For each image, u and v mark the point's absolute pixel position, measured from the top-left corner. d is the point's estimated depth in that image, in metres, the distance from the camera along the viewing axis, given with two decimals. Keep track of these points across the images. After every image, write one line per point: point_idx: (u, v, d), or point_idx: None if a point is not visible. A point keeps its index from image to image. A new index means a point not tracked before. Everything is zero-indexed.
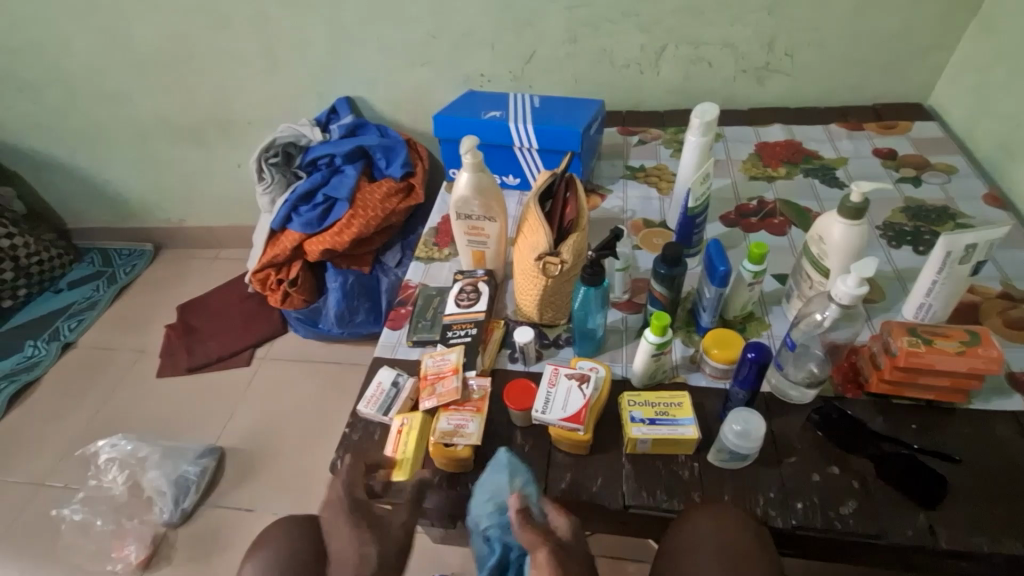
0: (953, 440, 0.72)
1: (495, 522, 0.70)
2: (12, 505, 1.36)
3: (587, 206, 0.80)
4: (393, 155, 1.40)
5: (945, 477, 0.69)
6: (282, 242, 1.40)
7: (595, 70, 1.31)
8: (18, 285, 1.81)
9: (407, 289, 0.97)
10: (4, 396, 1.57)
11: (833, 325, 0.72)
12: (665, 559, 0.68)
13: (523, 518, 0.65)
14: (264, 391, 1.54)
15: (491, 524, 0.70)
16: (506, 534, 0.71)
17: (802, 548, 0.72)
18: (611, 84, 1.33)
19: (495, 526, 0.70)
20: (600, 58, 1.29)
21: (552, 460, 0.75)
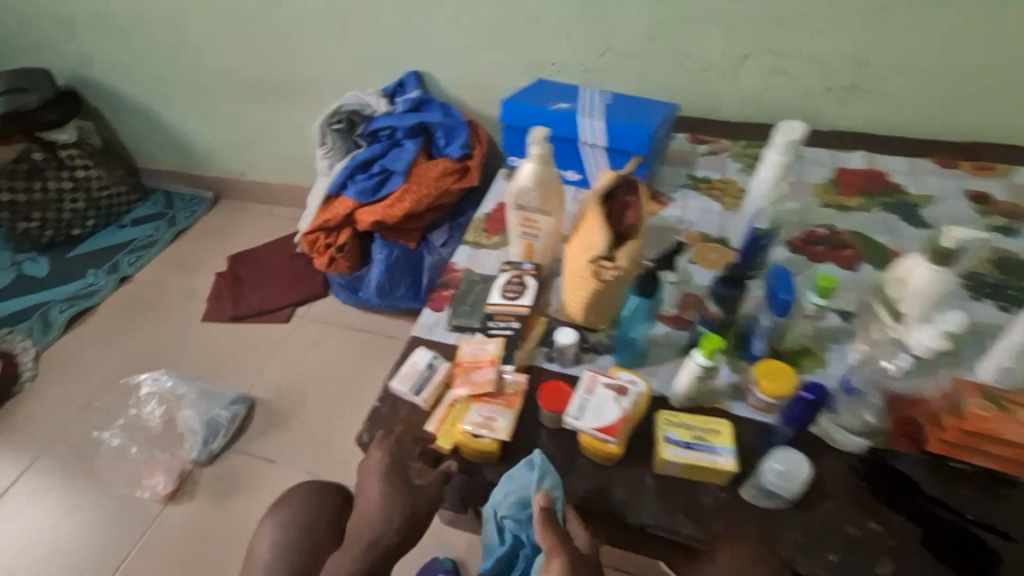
0: (1012, 518, 0.67)
1: (512, 514, 0.77)
2: (57, 420, 1.45)
3: (648, 212, 0.77)
4: (453, 135, 1.39)
5: (997, 553, 0.63)
6: (335, 208, 1.41)
7: (671, 71, 1.26)
8: (88, 215, 1.91)
9: (452, 271, 0.96)
10: (64, 317, 1.67)
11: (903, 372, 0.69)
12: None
13: (545, 519, 0.64)
14: (299, 349, 1.57)
15: (510, 516, 0.79)
16: (519, 528, 0.80)
17: None
18: (686, 87, 1.28)
19: (511, 518, 0.78)
20: (678, 59, 1.24)
21: (574, 467, 0.73)
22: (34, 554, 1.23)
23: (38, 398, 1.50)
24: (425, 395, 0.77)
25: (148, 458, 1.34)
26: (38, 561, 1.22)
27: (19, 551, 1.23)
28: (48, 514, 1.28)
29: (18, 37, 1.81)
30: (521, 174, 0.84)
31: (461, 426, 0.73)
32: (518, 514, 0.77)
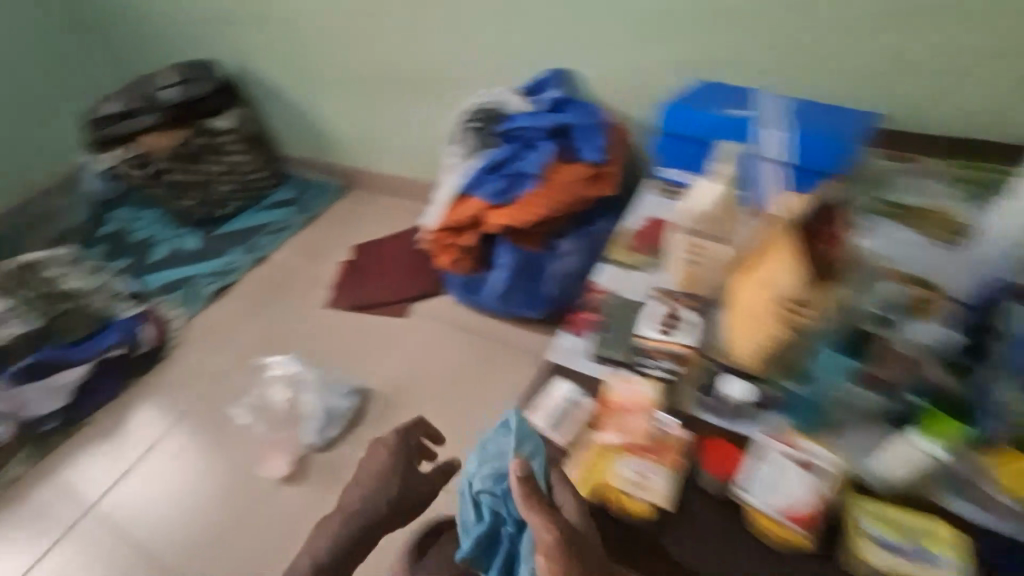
0: None
1: (489, 488, 0.68)
2: (199, 387, 1.58)
3: (838, 250, 0.69)
4: (592, 138, 1.32)
5: None
6: (462, 207, 1.38)
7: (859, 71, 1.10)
8: (235, 198, 2.07)
9: (593, 292, 0.88)
10: (209, 291, 1.82)
11: None
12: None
13: (526, 493, 0.59)
14: (413, 345, 1.57)
15: (489, 490, 0.68)
16: (498, 506, 0.67)
17: None
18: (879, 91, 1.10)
19: (488, 493, 0.68)
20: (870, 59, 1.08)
21: (732, 544, 0.62)
22: (174, 511, 1.35)
23: (184, 365, 1.64)
24: (564, 432, 0.70)
25: (269, 436, 1.41)
26: (178, 518, 1.34)
27: (164, 506, 1.36)
28: (187, 476, 1.40)
29: (194, 31, 1.99)
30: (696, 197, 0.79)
31: (610, 480, 0.65)
32: (496, 486, 0.68)
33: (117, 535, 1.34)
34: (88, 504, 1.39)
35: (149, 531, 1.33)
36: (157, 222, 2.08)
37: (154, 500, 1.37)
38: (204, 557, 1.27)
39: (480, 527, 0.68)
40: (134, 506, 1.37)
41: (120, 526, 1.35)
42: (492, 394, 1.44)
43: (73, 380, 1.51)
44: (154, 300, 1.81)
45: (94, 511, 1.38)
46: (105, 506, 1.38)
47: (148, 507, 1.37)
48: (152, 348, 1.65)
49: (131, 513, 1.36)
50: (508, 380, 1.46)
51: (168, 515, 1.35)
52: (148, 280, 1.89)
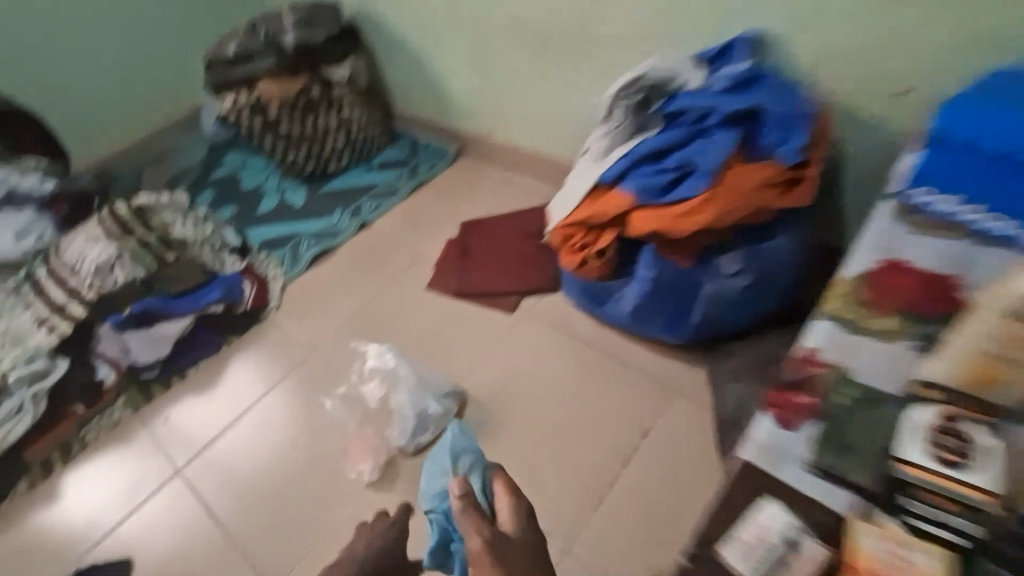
0: None
1: (433, 504, 0.91)
2: (291, 359, 1.51)
3: None
4: (788, 132, 1.05)
5: None
6: (604, 201, 1.16)
7: None
8: (345, 153, 1.96)
9: (808, 366, 0.66)
10: (311, 253, 1.74)
11: None
12: None
13: (465, 506, 0.68)
14: (518, 348, 1.39)
15: (435, 508, 0.89)
16: (444, 522, 0.87)
17: None
18: None
19: (434, 511, 0.89)
20: None
21: None
22: (257, 489, 1.29)
23: (281, 330, 1.59)
24: None
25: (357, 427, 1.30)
26: (260, 498, 1.28)
27: (247, 482, 1.31)
28: (273, 453, 1.34)
29: None
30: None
31: None
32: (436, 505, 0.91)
33: (201, 502, 1.29)
34: (177, 462, 1.36)
35: (231, 507, 1.28)
36: (269, 173, 2.06)
37: (238, 472, 1.32)
38: (282, 547, 1.20)
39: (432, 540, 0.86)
40: (220, 475, 1.33)
41: (204, 493, 1.31)
42: (607, 423, 1.22)
43: (175, 332, 1.51)
44: (256, 257, 1.75)
45: (183, 471, 1.35)
46: (193, 468, 1.35)
47: (232, 479, 1.32)
48: (251, 308, 1.61)
49: (217, 481, 1.32)
50: (627, 408, 1.23)
51: (252, 492, 1.29)
52: (254, 233, 1.86)
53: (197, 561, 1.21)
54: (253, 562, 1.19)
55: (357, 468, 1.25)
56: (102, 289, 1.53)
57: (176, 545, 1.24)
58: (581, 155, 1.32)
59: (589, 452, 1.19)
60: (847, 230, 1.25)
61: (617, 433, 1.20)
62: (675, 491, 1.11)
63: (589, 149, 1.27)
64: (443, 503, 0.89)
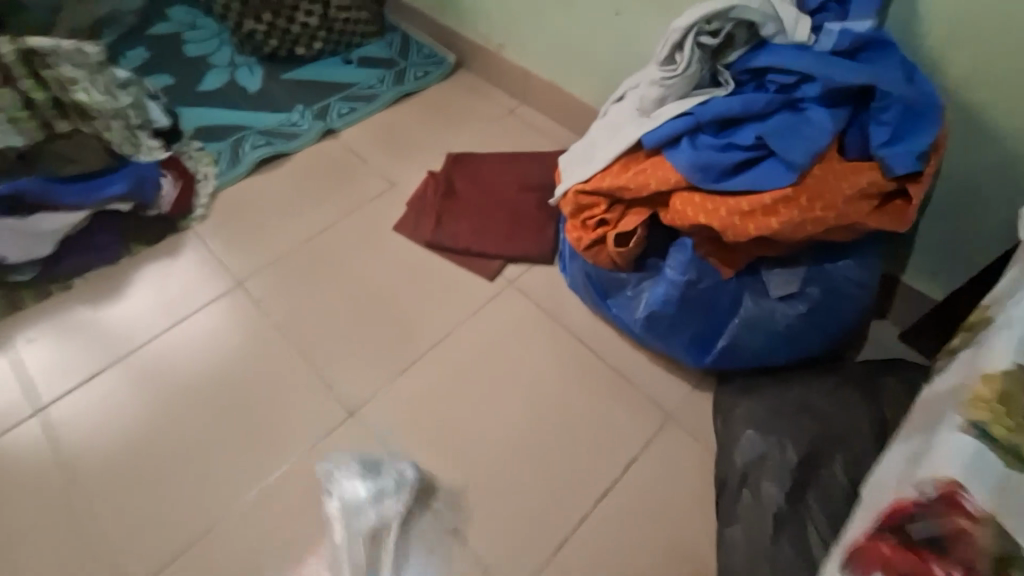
0: None
1: None
2: (210, 288, 1.21)
3: None
4: (910, 129, 0.77)
5: None
6: (644, 171, 0.88)
7: None
8: (317, 35, 1.56)
9: (955, 515, 0.43)
10: (255, 155, 1.40)
11: None
12: None
13: None
14: (492, 328, 1.13)
15: None
16: None
17: None
18: None
19: None
20: None
21: None
22: (135, 455, 1.02)
23: (201, 250, 1.27)
24: None
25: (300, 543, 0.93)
26: (139, 461, 1.02)
27: (129, 439, 1.04)
28: (162, 412, 1.06)
29: None
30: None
31: None
32: None
33: (63, 459, 1.02)
34: (39, 399, 1.07)
35: (102, 466, 1.01)
36: (221, 42, 1.64)
37: (118, 427, 1.05)
38: (147, 545, 0.94)
39: None
40: (96, 425, 1.05)
41: (69, 445, 1.03)
42: (589, 445, 1.00)
43: (63, 227, 1.17)
44: (186, 148, 1.40)
45: (46, 411, 1.06)
46: (61, 409, 1.07)
47: (107, 436, 1.04)
48: (167, 215, 1.28)
49: (91, 433, 1.04)
50: (614, 429, 1.01)
51: (133, 453, 1.02)
52: (187, 116, 1.48)
53: (42, 544, 0.95)
54: (104, 556, 0.94)
55: (262, 482, 0.99)
56: None
57: (20, 509, 0.98)
58: (618, 100, 1.01)
59: (562, 480, 0.97)
60: (919, 261, 1.00)
61: (593, 457, 0.99)
62: (651, 552, 0.91)
63: (632, 97, 0.97)
64: None
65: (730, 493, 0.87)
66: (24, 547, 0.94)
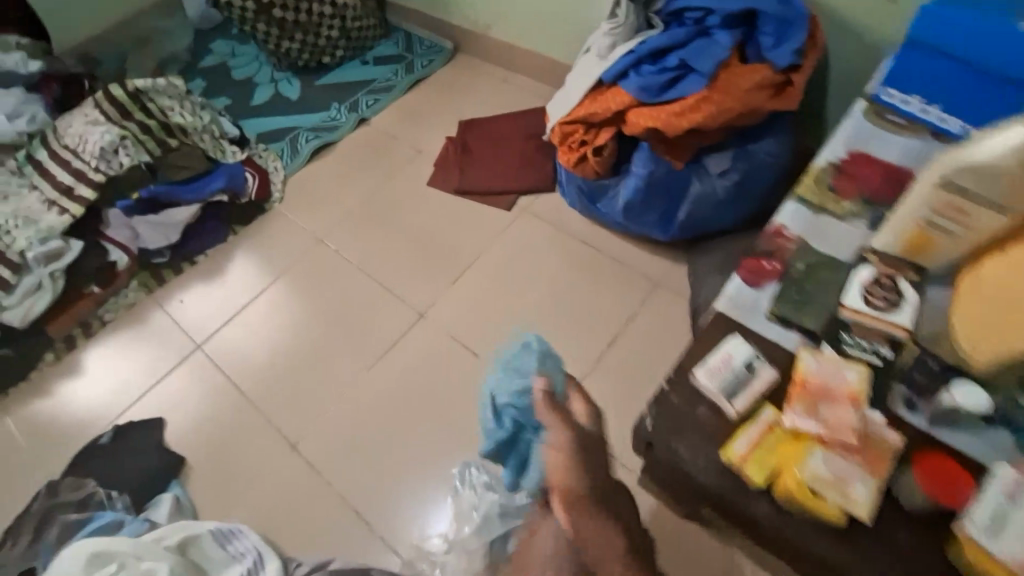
0: None
1: (512, 401, 0.83)
2: (295, 248, 1.58)
3: None
4: (786, 33, 1.08)
5: None
6: (606, 98, 1.21)
7: None
8: (339, 44, 1.91)
9: (780, 238, 0.75)
10: (310, 147, 1.76)
11: None
12: (663, 436, 0.62)
13: (546, 402, 0.76)
14: (515, 244, 1.49)
15: (511, 403, 0.83)
16: (520, 417, 0.83)
17: (789, 522, 0.56)
18: None
19: (512, 404, 0.83)
20: None
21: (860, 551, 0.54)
22: (270, 367, 1.39)
23: (285, 223, 1.64)
24: (737, 404, 0.61)
25: (423, 510, 1.18)
26: (277, 371, 1.38)
27: (265, 357, 1.41)
28: (284, 335, 1.43)
29: None
30: (991, 141, 0.55)
31: (797, 470, 0.54)
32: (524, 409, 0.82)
33: (223, 375, 1.39)
34: (196, 338, 1.46)
35: (251, 376, 1.38)
36: (261, 63, 1.99)
37: (255, 350, 1.42)
38: (293, 421, 1.31)
39: (501, 431, 0.84)
40: (240, 352, 1.42)
41: (224, 367, 1.41)
42: (597, 313, 1.35)
43: (186, 217, 1.55)
44: (255, 149, 1.76)
45: (203, 346, 1.44)
46: (213, 344, 1.44)
47: (250, 358, 1.41)
48: (254, 200, 1.65)
49: (237, 358, 1.41)
50: (615, 298, 1.36)
51: (270, 367, 1.39)
52: (251, 127, 1.84)
53: (220, 433, 1.31)
54: (264, 432, 1.30)
55: (366, 371, 1.36)
56: (108, 172, 1.55)
57: (199, 411, 1.35)
58: (584, 52, 1.34)
59: (581, 338, 1.32)
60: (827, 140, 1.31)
61: (604, 318, 1.34)
62: (653, 375, 1.25)
63: (592, 48, 1.30)
64: (521, 400, 0.82)
65: (700, 320, 1.20)
66: (209, 434, 1.31)
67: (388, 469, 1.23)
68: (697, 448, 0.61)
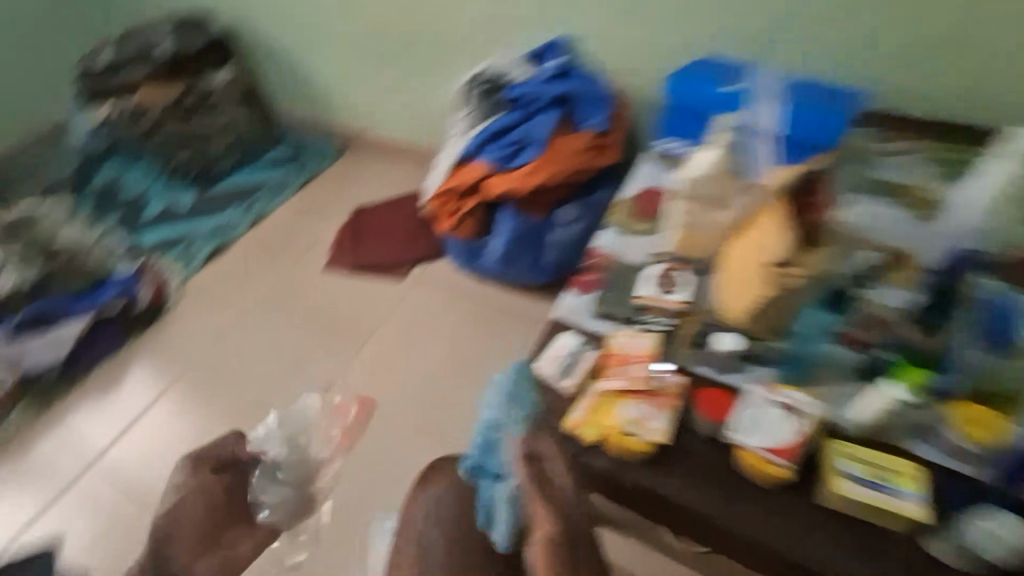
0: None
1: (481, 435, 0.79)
2: (197, 346, 1.61)
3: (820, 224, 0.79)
4: (596, 108, 1.38)
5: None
6: (467, 172, 1.43)
7: (840, 51, 1.15)
8: (230, 155, 2.05)
9: (597, 256, 0.94)
10: (207, 250, 1.84)
11: None
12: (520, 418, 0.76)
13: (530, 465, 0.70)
14: (412, 309, 1.62)
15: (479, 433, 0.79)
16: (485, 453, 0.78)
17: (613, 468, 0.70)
18: (854, 74, 1.16)
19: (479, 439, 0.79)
20: (847, 40, 1.14)
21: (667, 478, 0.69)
22: (174, 467, 1.38)
23: (184, 323, 1.67)
24: (570, 381, 0.76)
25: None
26: None
27: (169, 456, 1.39)
28: (189, 434, 1.43)
29: None
30: (696, 163, 0.84)
31: (615, 420, 0.71)
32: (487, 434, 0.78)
33: (122, 484, 1.36)
34: (93, 452, 1.42)
35: (154, 479, 1.36)
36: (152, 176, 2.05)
37: (158, 454, 1.40)
38: None
39: (470, 461, 0.79)
40: (141, 456, 1.40)
41: (123, 474, 1.37)
42: (492, 359, 1.48)
43: (75, 333, 1.54)
44: (150, 257, 1.81)
45: (100, 459, 1.41)
46: (111, 455, 1.41)
47: (152, 461, 1.39)
48: (150, 306, 1.67)
49: (138, 464, 1.39)
50: (507, 344, 1.50)
51: (174, 465, 1.38)
52: (146, 237, 1.89)
53: (120, 544, 1.27)
54: None
55: None
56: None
57: (96, 526, 1.30)
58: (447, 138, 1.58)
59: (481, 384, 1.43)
60: None
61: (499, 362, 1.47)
62: None
63: (451, 133, 1.54)
64: (488, 435, 0.77)
65: None
66: (107, 547, 1.26)
67: (302, 546, 1.23)
68: (546, 425, 0.74)
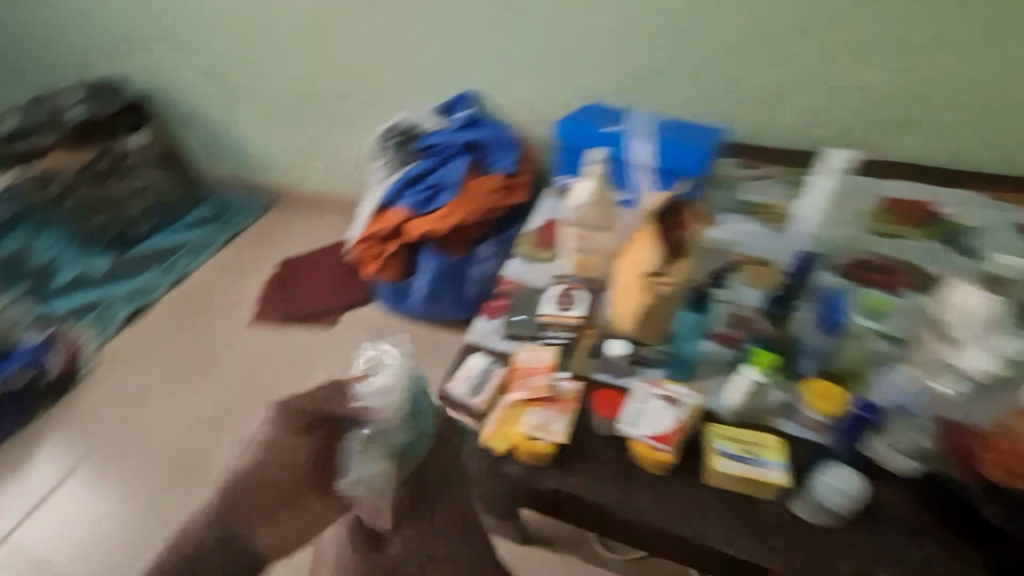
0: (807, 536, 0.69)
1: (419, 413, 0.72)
2: (113, 413, 1.54)
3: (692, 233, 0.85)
4: (503, 153, 1.50)
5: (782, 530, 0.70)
6: (386, 217, 1.50)
7: (706, 93, 1.32)
8: (148, 217, 2.03)
9: (505, 283, 1.01)
10: (123, 314, 1.78)
11: (966, 402, 0.66)
12: None
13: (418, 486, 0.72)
14: (342, 354, 1.63)
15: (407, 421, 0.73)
16: None
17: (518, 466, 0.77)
18: (721, 112, 1.33)
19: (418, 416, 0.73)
20: (711, 84, 1.30)
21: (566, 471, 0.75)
22: (88, 543, 1.30)
23: (99, 391, 1.60)
24: (479, 397, 0.81)
25: None
26: (95, 545, 1.30)
27: (82, 532, 1.32)
28: (105, 505, 1.36)
29: (103, 53, 2.00)
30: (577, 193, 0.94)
31: (520, 427, 0.77)
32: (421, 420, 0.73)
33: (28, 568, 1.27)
34: None
35: (66, 558, 1.28)
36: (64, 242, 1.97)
37: (70, 534, 1.31)
38: None
39: None
40: (51, 536, 1.32)
41: (30, 558, 1.28)
42: None
43: None
44: (61, 326, 1.73)
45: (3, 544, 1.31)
46: (17, 538, 1.32)
47: (63, 539, 1.31)
48: (60, 375, 1.58)
49: (47, 544, 1.30)
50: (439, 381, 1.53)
51: (86, 542, 1.30)
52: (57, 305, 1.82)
53: None
54: None
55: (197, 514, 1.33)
56: None
57: None
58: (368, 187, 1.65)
59: None
60: None
61: None
62: None
63: (371, 182, 1.62)
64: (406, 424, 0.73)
65: None
66: None
67: None
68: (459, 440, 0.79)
